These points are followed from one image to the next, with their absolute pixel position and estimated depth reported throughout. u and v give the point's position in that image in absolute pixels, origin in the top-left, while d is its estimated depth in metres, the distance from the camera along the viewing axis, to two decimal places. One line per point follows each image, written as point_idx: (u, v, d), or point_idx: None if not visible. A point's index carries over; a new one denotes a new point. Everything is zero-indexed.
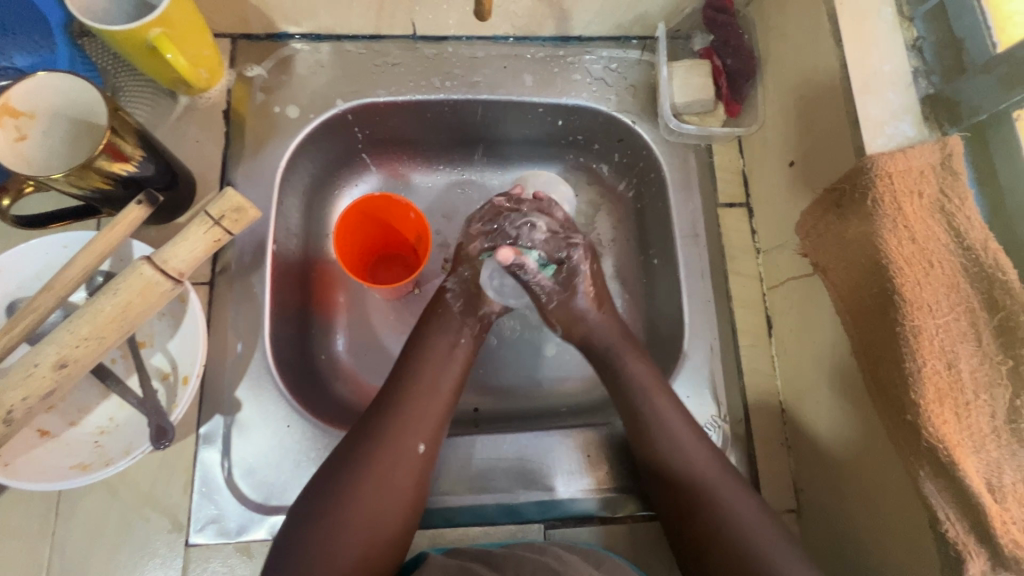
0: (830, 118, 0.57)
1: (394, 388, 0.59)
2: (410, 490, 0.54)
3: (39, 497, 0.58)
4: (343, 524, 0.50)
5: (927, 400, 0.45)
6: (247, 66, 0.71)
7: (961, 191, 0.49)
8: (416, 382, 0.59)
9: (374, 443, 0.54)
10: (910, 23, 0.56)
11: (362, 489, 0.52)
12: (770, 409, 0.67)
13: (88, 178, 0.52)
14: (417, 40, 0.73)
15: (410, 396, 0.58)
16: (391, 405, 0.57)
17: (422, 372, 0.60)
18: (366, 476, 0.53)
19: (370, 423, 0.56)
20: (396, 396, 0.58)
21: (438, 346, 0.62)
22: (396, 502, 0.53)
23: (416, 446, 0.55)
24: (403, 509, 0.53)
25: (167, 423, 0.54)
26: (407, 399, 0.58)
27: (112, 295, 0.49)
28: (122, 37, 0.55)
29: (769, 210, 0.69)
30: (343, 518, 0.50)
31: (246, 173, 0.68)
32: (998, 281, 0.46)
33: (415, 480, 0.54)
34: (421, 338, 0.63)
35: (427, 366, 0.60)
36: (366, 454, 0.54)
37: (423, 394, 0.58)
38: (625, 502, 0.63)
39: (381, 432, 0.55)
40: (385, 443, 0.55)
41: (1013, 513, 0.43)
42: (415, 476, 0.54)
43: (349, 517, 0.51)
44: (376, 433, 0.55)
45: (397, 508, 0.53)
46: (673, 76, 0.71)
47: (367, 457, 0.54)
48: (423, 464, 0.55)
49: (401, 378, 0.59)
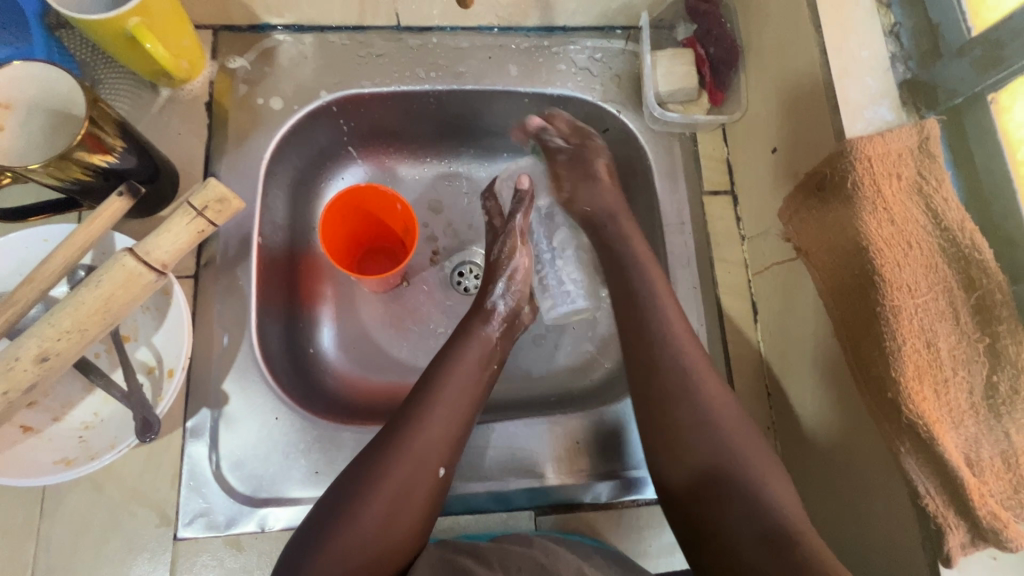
0: (810, 106, 0.58)
1: (416, 409, 0.56)
2: (422, 515, 0.53)
3: (22, 495, 0.57)
4: (352, 538, 0.49)
5: (907, 377, 0.46)
6: (229, 57, 0.70)
7: (937, 173, 0.50)
8: (439, 405, 0.56)
9: (392, 463, 0.52)
10: (888, 9, 0.57)
11: (377, 510, 0.50)
12: (756, 393, 0.67)
13: (67, 170, 0.51)
14: (401, 30, 0.73)
15: (431, 418, 0.56)
16: (411, 428, 0.55)
17: (441, 395, 0.57)
18: (381, 496, 0.51)
19: (386, 442, 0.54)
20: (419, 416, 0.56)
21: (463, 370, 0.60)
22: (409, 523, 0.52)
23: (434, 471, 0.54)
24: (415, 527, 0.52)
25: (152, 417, 0.54)
26: (422, 422, 0.55)
27: (93, 287, 0.49)
28: (99, 27, 0.54)
29: (753, 197, 0.70)
30: (353, 534, 0.49)
31: (230, 165, 0.67)
32: (974, 261, 0.47)
33: (430, 502, 0.53)
34: (445, 360, 0.60)
35: (451, 388, 0.58)
36: (383, 474, 0.52)
37: (445, 417, 0.56)
38: (614, 489, 0.63)
39: (401, 450, 0.53)
40: (402, 464, 0.53)
41: (990, 486, 0.45)
42: (429, 499, 0.53)
43: (359, 537, 0.49)
44: (395, 452, 0.53)
45: (408, 531, 0.51)
46: (657, 64, 0.72)
47: (384, 477, 0.52)
48: (437, 489, 0.54)
49: (424, 398, 0.57)
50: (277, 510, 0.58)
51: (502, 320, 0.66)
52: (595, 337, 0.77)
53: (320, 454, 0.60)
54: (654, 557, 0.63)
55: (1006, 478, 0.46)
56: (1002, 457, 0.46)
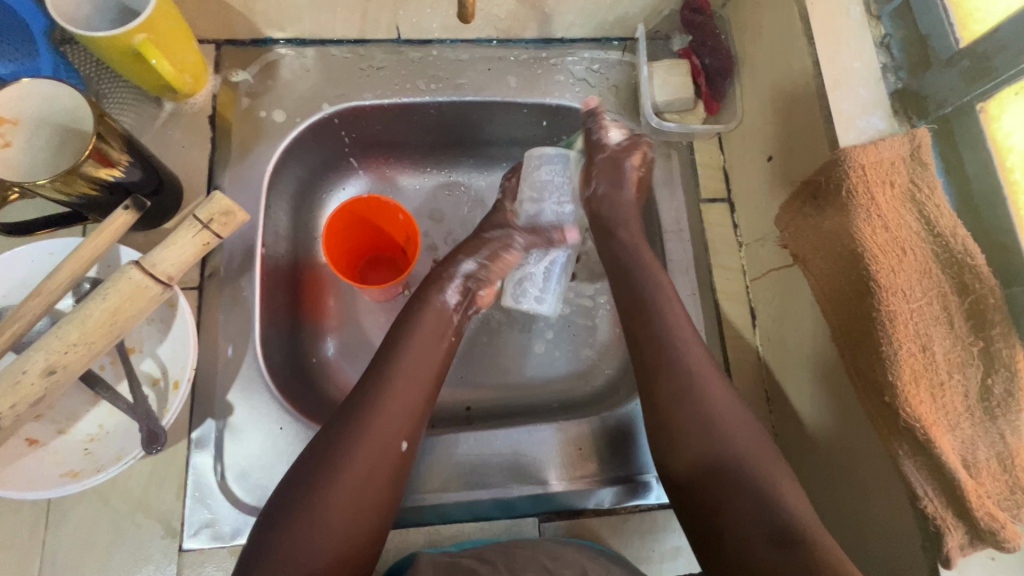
0: (804, 116, 0.59)
1: (374, 382, 0.55)
2: (386, 495, 0.51)
3: (27, 508, 0.57)
4: (318, 516, 0.47)
5: (904, 381, 0.47)
6: (232, 71, 0.71)
7: (929, 180, 0.51)
8: (399, 377, 0.55)
9: (353, 438, 0.51)
10: (878, 21, 0.59)
11: (344, 486, 0.49)
12: (755, 397, 0.68)
13: (74, 184, 0.52)
14: (402, 43, 0.74)
15: (390, 390, 0.54)
16: (371, 403, 0.53)
17: (401, 371, 0.56)
18: (346, 477, 0.49)
19: (346, 418, 0.52)
20: (377, 389, 0.54)
21: (419, 339, 0.59)
22: (377, 503, 0.51)
23: (396, 446, 0.53)
24: (383, 505, 0.51)
25: (158, 428, 0.54)
26: (382, 400, 0.54)
27: (100, 300, 0.49)
28: (106, 43, 0.55)
29: (750, 204, 0.71)
30: (326, 512, 0.48)
31: (234, 177, 0.68)
32: (967, 266, 0.48)
33: (396, 479, 0.52)
34: (400, 332, 0.59)
35: (409, 360, 0.57)
36: (345, 450, 0.51)
37: (404, 388, 0.55)
38: (617, 495, 0.64)
39: (361, 426, 0.52)
40: (366, 441, 0.51)
41: (986, 487, 0.46)
42: (395, 477, 0.52)
43: (324, 514, 0.48)
44: (354, 427, 0.52)
45: (371, 509, 0.50)
46: (654, 75, 0.73)
47: (346, 453, 0.50)
48: (402, 464, 0.53)
49: (382, 371, 0.56)
50: None
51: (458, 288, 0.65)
52: (595, 343, 0.78)
53: None
54: (657, 562, 0.63)
55: (1002, 480, 0.47)
56: (998, 459, 0.47)
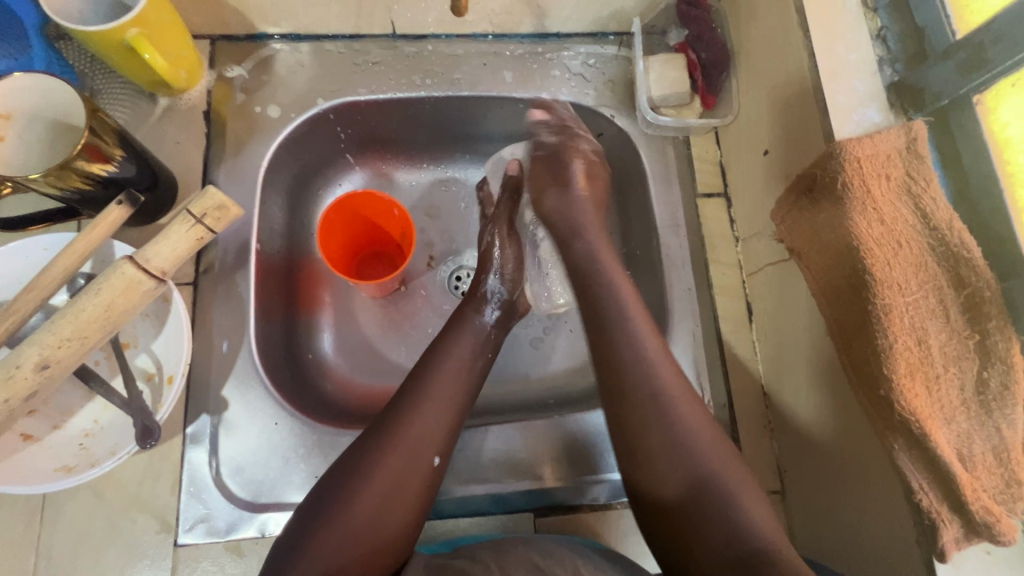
0: (799, 109, 0.59)
1: (411, 395, 0.56)
2: (415, 508, 0.52)
3: (22, 503, 0.58)
4: (347, 525, 0.48)
5: (899, 375, 0.47)
6: (226, 67, 0.71)
7: (925, 173, 0.50)
8: (432, 392, 0.56)
9: (388, 450, 0.52)
10: (874, 13, 0.58)
11: (371, 497, 0.50)
12: (752, 393, 0.68)
13: (67, 179, 0.52)
14: (397, 39, 0.74)
15: (426, 402, 0.55)
16: (403, 418, 0.54)
17: (434, 387, 0.56)
18: (376, 488, 0.50)
19: (382, 430, 0.53)
20: (414, 401, 0.55)
21: (455, 356, 0.60)
22: (404, 514, 0.51)
23: (428, 460, 0.53)
24: (411, 516, 0.51)
25: (152, 423, 0.54)
26: (413, 413, 0.54)
27: (93, 295, 0.49)
28: (98, 38, 0.55)
29: (746, 199, 0.71)
30: (351, 520, 0.49)
31: (228, 173, 0.68)
32: (963, 259, 0.48)
33: (425, 492, 0.53)
34: (438, 348, 0.60)
35: (445, 376, 0.58)
36: (378, 461, 0.51)
37: (440, 401, 0.56)
38: (613, 491, 0.64)
39: (396, 438, 0.53)
40: (398, 454, 0.52)
41: (982, 481, 0.46)
42: (424, 491, 0.52)
43: (353, 524, 0.48)
44: (388, 439, 0.53)
45: (400, 521, 0.50)
46: (650, 69, 0.73)
47: (378, 465, 0.51)
48: (432, 478, 0.53)
49: (416, 386, 0.56)
50: (276, 515, 0.58)
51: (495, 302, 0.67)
52: None
53: (320, 460, 0.60)
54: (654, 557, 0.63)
55: (998, 473, 0.46)
56: (994, 453, 0.46)
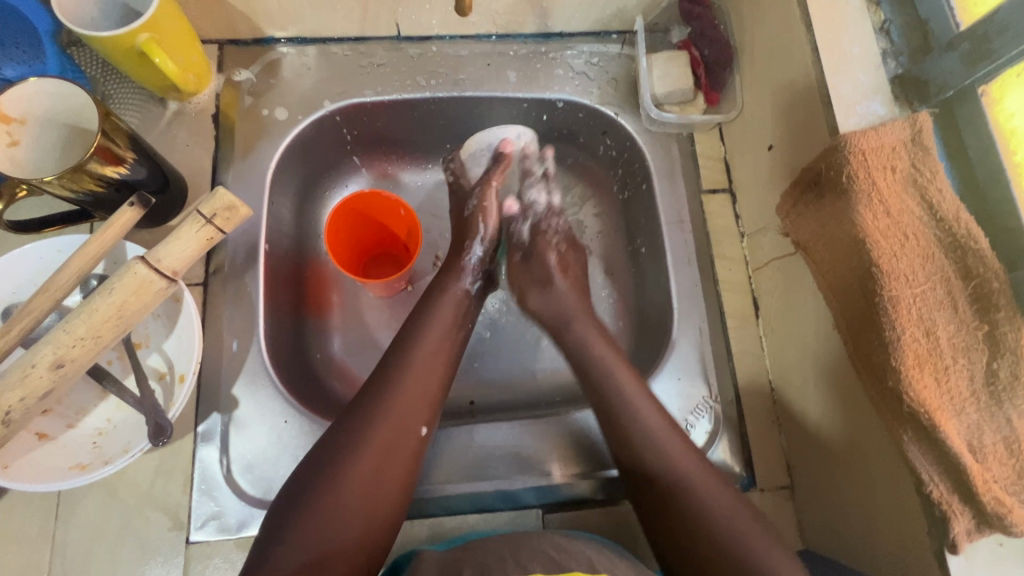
0: (803, 105, 0.59)
1: (392, 370, 0.56)
2: (403, 479, 0.52)
3: (37, 501, 0.58)
4: (338, 502, 0.48)
5: (907, 366, 0.47)
6: (235, 71, 0.72)
7: (930, 164, 0.50)
8: (418, 368, 0.57)
9: (376, 423, 0.52)
10: (878, 6, 0.58)
11: (363, 471, 0.50)
12: (759, 388, 0.68)
13: (80, 181, 0.53)
14: (402, 40, 0.74)
15: (415, 373, 0.56)
16: (385, 392, 0.54)
17: (415, 357, 0.57)
18: (368, 455, 0.51)
19: (370, 407, 0.53)
20: (396, 371, 0.56)
21: (436, 325, 0.61)
22: (395, 483, 0.51)
23: (416, 430, 0.54)
24: (402, 485, 0.52)
25: (164, 421, 0.54)
26: (399, 385, 0.55)
27: (106, 295, 0.50)
28: (109, 43, 0.56)
29: (752, 194, 0.70)
30: (342, 494, 0.49)
31: (237, 175, 0.69)
32: (971, 250, 0.48)
33: (414, 463, 0.53)
34: (420, 322, 0.61)
35: (425, 345, 0.58)
36: (365, 433, 0.52)
37: (424, 374, 0.57)
38: (620, 485, 0.64)
39: (385, 409, 0.53)
40: (385, 425, 0.52)
41: (993, 472, 0.46)
42: (413, 459, 0.53)
43: (345, 498, 0.49)
44: (378, 415, 0.53)
45: (388, 497, 0.51)
46: (653, 66, 0.73)
47: (363, 442, 0.51)
48: (420, 447, 0.54)
49: (399, 359, 0.57)
50: None
51: (476, 274, 0.68)
52: None
53: None
54: None
55: (1009, 464, 0.46)
56: (1005, 444, 0.46)
